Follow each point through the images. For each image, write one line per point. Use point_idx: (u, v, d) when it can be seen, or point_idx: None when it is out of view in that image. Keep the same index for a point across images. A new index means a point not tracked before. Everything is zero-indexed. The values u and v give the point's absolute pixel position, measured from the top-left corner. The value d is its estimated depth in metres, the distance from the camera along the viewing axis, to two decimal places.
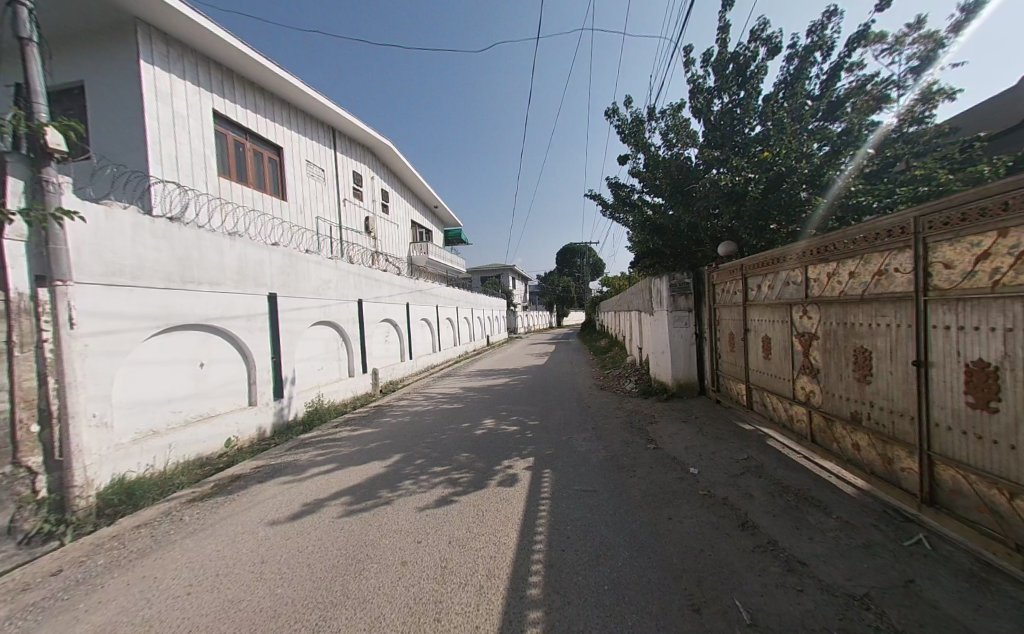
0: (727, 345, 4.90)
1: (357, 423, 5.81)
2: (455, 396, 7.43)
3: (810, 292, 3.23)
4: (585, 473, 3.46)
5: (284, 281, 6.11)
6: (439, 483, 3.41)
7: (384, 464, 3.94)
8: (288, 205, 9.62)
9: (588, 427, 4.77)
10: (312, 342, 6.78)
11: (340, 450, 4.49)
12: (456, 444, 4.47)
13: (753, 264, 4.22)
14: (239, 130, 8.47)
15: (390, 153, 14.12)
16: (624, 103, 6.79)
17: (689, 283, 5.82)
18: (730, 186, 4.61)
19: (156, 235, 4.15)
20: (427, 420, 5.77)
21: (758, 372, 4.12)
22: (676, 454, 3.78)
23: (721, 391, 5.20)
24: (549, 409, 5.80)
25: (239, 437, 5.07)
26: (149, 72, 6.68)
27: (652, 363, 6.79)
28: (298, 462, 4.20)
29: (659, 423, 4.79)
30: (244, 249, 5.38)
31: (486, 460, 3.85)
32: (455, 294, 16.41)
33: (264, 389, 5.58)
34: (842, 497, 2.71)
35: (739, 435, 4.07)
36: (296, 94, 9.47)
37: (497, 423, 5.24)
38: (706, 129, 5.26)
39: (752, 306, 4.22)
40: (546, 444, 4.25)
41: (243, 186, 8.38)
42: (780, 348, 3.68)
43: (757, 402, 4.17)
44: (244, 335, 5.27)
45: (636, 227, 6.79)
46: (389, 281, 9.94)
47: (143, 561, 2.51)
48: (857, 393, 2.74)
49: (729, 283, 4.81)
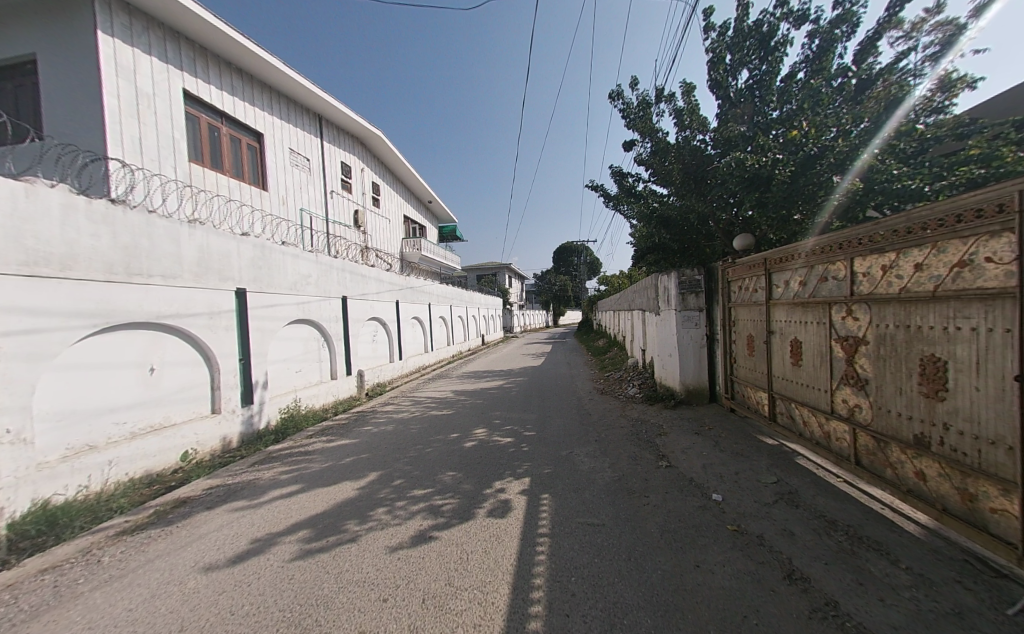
0: (744, 349, 4.42)
1: (334, 432, 5.24)
2: (445, 400, 6.88)
3: (857, 288, 2.74)
4: (591, 499, 2.94)
5: (256, 275, 5.54)
6: (418, 513, 2.87)
7: (355, 486, 3.39)
8: (270, 194, 9.02)
9: (591, 440, 4.25)
10: (289, 342, 6.22)
11: (310, 467, 3.93)
12: (442, 459, 3.93)
13: (778, 258, 3.73)
14: (214, 112, 7.85)
15: (381, 143, 13.54)
16: (630, 85, 6.27)
17: (699, 280, 5.34)
18: (754, 169, 4.12)
19: (94, 219, 3.55)
20: (413, 428, 5.23)
21: (784, 380, 3.64)
22: (694, 475, 3.28)
23: (735, 399, 4.74)
24: (547, 417, 5.29)
25: (199, 449, 4.50)
26: (108, 43, 6.05)
27: (658, 367, 6.31)
28: (259, 482, 3.64)
29: (670, 436, 4.29)
30: (207, 238, 4.80)
31: (474, 481, 3.33)
32: (449, 292, 15.86)
33: (230, 394, 5.01)
34: (905, 538, 2.21)
35: (763, 451, 3.58)
36: (277, 75, 8.84)
37: (489, 433, 4.71)
38: (723, 109, 4.76)
39: (776, 305, 3.74)
40: (545, 460, 3.74)
41: (218, 173, 7.77)
42: (815, 353, 3.20)
43: (783, 414, 3.69)
44: (205, 334, 4.69)
45: (641, 220, 6.29)
46: (377, 277, 9.39)
47: (27, 626, 1.94)
48: (923, 411, 2.25)
49: (749, 279, 4.33)
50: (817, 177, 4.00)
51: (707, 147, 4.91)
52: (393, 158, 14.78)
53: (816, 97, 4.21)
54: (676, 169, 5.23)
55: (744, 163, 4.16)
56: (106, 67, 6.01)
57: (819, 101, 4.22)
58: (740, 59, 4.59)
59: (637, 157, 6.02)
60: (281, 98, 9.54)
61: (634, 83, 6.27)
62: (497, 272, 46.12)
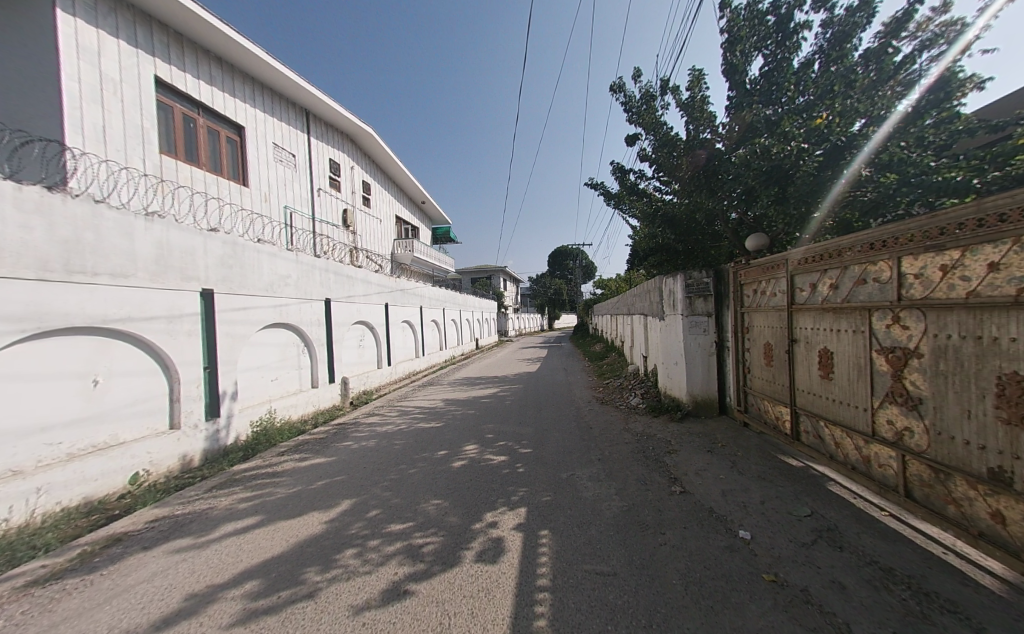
0: (760, 358, 4.05)
1: (308, 449, 4.71)
2: (434, 411, 6.39)
3: (907, 293, 2.36)
4: (599, 537, 2.49)
5: (225, 275, 5.04)
6: (394, 555, 2.40)
7: (323, 519, 2.91)
8: (250, 190, 8.52)
9: (594, 459, 3.82)
10: (264, 348, 5.73)
11: (274, 494, 3.44)
12: (425, 483, 3.46)
13: (801, 259, 3.37)
14: (189, 102, 7.35)
15: (373, 141, 13.11)
16: (633, 77, 5.91)
17: (708, 284, 4.99)
18: (776, 160, 3.76)
19: (24, 207, 3.04)
20: (397, 444, 4.74)
21: (810, 395, 3.26)
22: (714, 505, 2.86)
23: (749, 412, 4.36)
24: (544, 431, 4.85)
25: (151, 470, 3.98)
26: (69, 22, 5.56)
27: (662, 376, 5.93)
28: (212, 514, 3.13)
29: (680, 455, 3.89)
30: (167, 233, 4.30)
31: (462, 513, 2.87)
32: (442, 294, 15.40)
33: (191, 407, 4.49)
34: (988, 599, 1.79)
35: (787, 475, 3.18)
36: (260, 64, 8.38)
37: (481, 451, 4.26)
38: (735, 99, 4.42)
39: (799, 311, 3.37)
40: (543, 485, 3.29)
41: (193, 167, 7.28)
42: (850, 366, 2.82)
43: (809, 432, 3.31)
44: (162, 340, 4.19)
45: (644, 219, 5.92)
46: (365, 279, 8.91)
47: None
48: (1002, 442, 1.82)
49: (766, 283, 3.96)
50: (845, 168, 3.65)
51: (719, 138, 4.56)
52: (385, 156, 14.33)
53: (843, 80, 3.87)
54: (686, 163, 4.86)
55: (766, 151, 3.78)
56: (65, 48, 5.50)
57: (848, 85, 3.86)
58: (755, 43, 4.25)
59: (641, 152, 5.66)
60: (265, 90, 9.08)
61: (637, 74, 5.91)
62: (492, 275, 45.73)
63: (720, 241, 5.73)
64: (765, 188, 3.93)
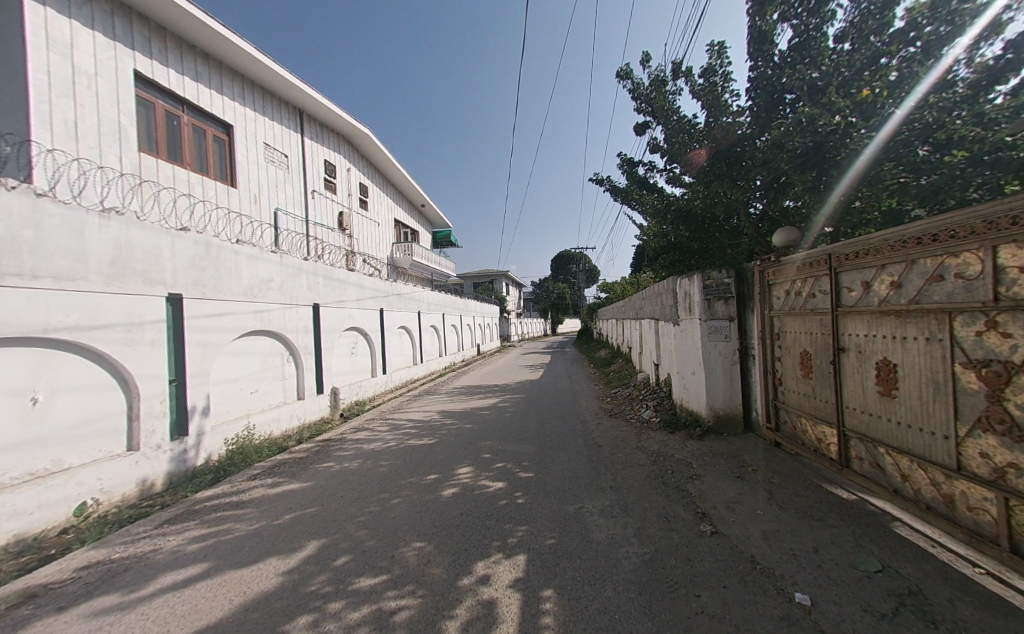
0: (795, 370, 3.52)
1: (284, 472, 4.20)
2: (428, 425, 5.86)
3: (1004, 291, 1.81)
4: (620, 601, 1.96)
5: (197, 278, 4.60)
6: (358, 626, 1.87)
7: (280, 569, 2.41)
8: (238, 191, 8.14)
9: (606, 488, 3.30)
10: (243, 357, 5.28)
11: (231, 533, 2.94)
12: (408, 519, 2.95)
13: (848, 253, 2.85)
14: (173, 99, 7.02)
15: (370, 142, 12.77)
16: (642, 63, 5.45)
17: (729, 285, 4.49)
18: (817, 138, 3.25)
19: None
20: (382, 465, 4.23)
21: (868, 415, 2.70)
22: (757, 554, 2.32)
23: (783, 431, 3.81)
24: (547, 451, 4.32)
25: (101, 500, 3.47)
26: (38, 11, 5.22)
27: (677, 386, 5.41)
28: (152, 560, 2.64)
29: (704, 482, 3.37)
30: (127, 231, 3.87)
31: (447, 563, 2.35)
32: (441, 299, 14.93)
33: (152, 426, 4.02)
34: None
35: (841, 514, 2.64)
36: (248, 61, 8.04)
37: (475, 476, 3.74)
38: (760, 77, 3.94)
39: (848, 315, 2.85)
40: (547, 523, 2.77)
41: (175, 167, 6.90)
42: (921, 381, 2.28)
43: (865, 460, 2.77)
44: (120, 351, 3.74)
45: (657, 215, 5.46)
46: (358, 283, 8.47)
47: None
48: None
49: (802, 283, 3.44)
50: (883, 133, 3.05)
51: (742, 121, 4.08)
52: (383, 158, 14.00)
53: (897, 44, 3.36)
54: (710, 148, 4.35)
55: (810, 126, 3.27)
56: (33, 37, 5.15)
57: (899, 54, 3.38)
58: (781, 13, 3.79)
59: (651, 143, 5.19)
60: (256, 88, 8.76)
61: (645, 59, 5.47)
62: (494, 280, 45.33)
63: (740, 238, 5.23)
64: (805, 174, 3.41)
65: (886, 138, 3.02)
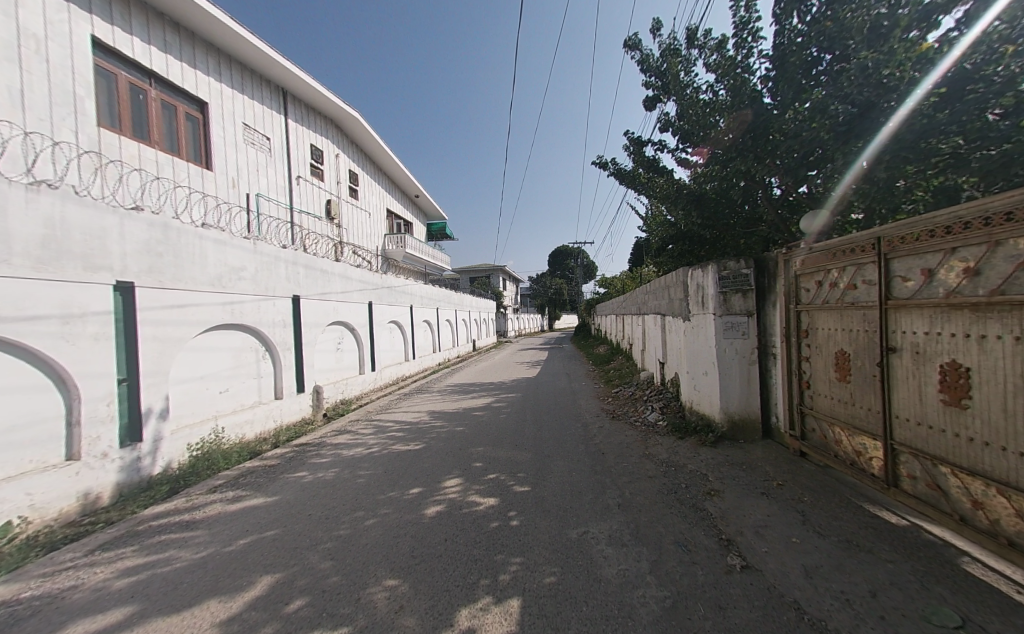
0: (828, 372, 3.10)
1: (249, 483, 3.72)
2: (416, 428, 5.41)
3: None
4: None
5: (153, 264, 4.06)
6: None
7: (218, 617, 1.95)
8: (214, 173, 7.56)
9: (613, 507, 2.86)
10: (210, 353, 4.79)
11: (172, 564, 2.47)
12: (382, 547, 2.49)
13: (904, 236, 2.41)
14: (138, 71, 6.41)
15: (360, 126, 12.15)
16: (653, 31, 4.96)
17: (748, 276, 4.06)
18: (864, 97, 2.89)
19: None
20: (361, 475, 3.77)
21: (926, 428, 2.28)
22: (803, 600, 1.89)
23: (810, 439, 3.40)
24: (545, 460, 3.89)
25: (30, 519, 2.94)
26: None
27: (685, 387, 5.00)
28: (67, 601, 2.17)
29: (725, 500, 2.94)
30: (63, 207, 3.27)
31: (425, 610, 1.90)
32: (435, 293, 14.43)
33: (97, 431, 3.49)
34: None
35: (895, 546, 2.21)
36: (223, 31, 7.41)
37: (464, 489, 3.29)
38: (787, 37, 3.47)
39: (902, 309, 2.42)
40: (547, 553, 2.33)
41: (141, 145, 6.31)
42: (1002, 391, 1.85)
43: (920, 480, 2.35)
44: (54, 347, 3.18)
45: (669, 200, 5.03)
46: (344, 274, 7.94)
47: None
48: None
49: (839, 272, 3.00)
50: (919, 98, 2.72)
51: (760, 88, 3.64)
52: (374, 145, 13.41)
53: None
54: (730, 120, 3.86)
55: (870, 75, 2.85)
56: None
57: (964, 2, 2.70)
58: None
59: (662, 120, 4.73)
60: (234, 63, 8.14)
61: (656, 27, 4.98)
62: (491, 274, 44.85)
63: (756, 225, 4.79)
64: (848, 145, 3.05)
65: (915, 104, 2.72)
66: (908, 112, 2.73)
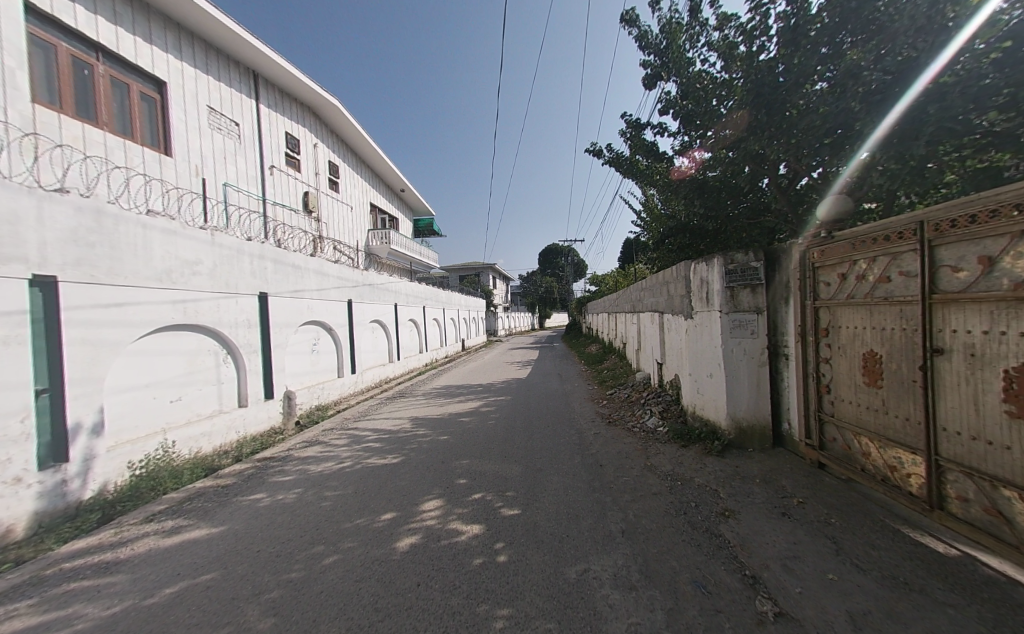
0: (854, 376, 2.77)
1: (193, 510, 3.19)
2: (395, 437, 4.93)
3: None
4: None
5: (80, 255, 3.44)
6: None
7: None
8: (174, 159, 6.91)
9: (617, 536, 2.46)
10: (157, 358, 4.23)
11: (70, 625, 1.95)
12: (339, 596, 2.03)
13: (956, 219, 2.05)
14: (84, 43, 5.73)
15: (339, 115, 11.52)
16: (651, 5, 4.59)
17: (757, 269, 3.72)
18: (901, 59, 2.56)
19: None
20: (328, 497, 3.30)
21: (983, 444, 1.93)
22: None
23: (831, 449, 3.06)
24: (537, 476, 3.47)
25: None
26: None
27: (686, 390, 4.67)
28: None
29: (743, 523, 2.57)
30: None
31: None
32: (422, 292, 13.89)
33: (7, 453, 2.82)
34: None
35: (954, 586, 1.85)
36: (182, 4, 6.76)
37: (445, 513, 2.86)
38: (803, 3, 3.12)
39: (951, 304, 2.07)
40: (542, 601, 1.90)
41: (86, 125, 5.63)
42: None
43: (974, 504, 2.02)
44: None
45: (670, 190, 4.70)
46: (320, 270, 7.37)
47: None
48: None
49: (869, 263, 2.65)
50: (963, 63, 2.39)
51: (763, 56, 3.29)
52: (356, 136, 12.78)
53: None
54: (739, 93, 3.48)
55: (913, 32, 2.50)
56: None
57: None
58: None
59: (662, 100, 4.35)
60: (197, 40, 7.50)
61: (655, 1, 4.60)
62: (480, 272, 44.31)
63: (763, 215, 4.47)
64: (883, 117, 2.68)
65: (962, 69, 2.38)
66: (949, 79, 2.40)
